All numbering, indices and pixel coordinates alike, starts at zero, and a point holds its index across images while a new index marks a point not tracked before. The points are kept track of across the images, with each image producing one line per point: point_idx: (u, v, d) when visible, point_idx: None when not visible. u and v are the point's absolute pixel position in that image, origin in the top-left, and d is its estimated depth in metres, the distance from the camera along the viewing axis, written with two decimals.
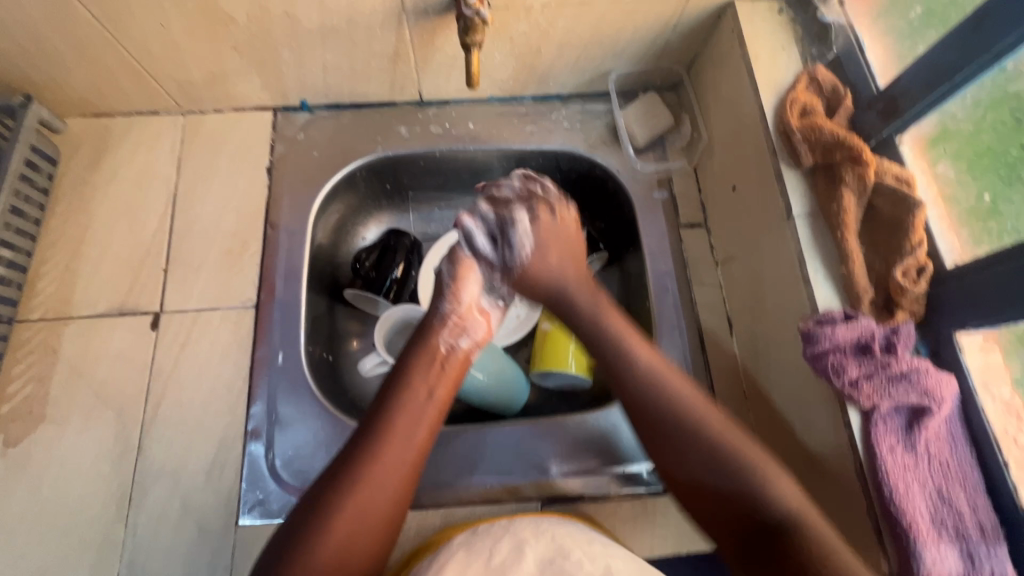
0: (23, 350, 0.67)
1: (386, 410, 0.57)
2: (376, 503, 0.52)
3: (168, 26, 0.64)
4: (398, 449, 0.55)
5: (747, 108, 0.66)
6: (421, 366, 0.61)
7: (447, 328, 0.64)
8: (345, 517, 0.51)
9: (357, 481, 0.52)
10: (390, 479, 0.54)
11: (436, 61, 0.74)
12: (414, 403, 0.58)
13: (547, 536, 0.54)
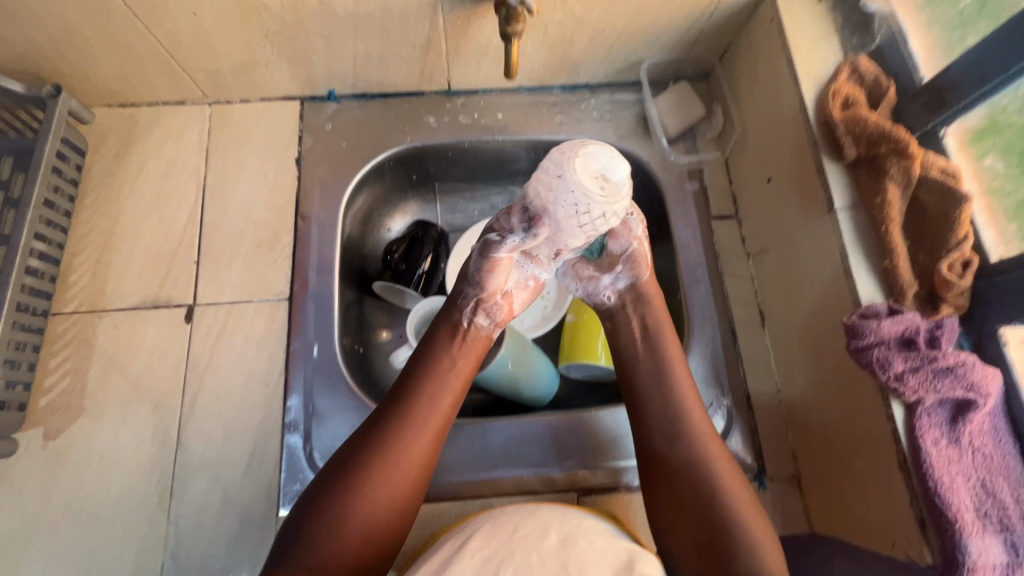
0: (58, 343, 0.67)
1: (408, 385, 0.58)
2: (396, 483, 0.54)
3: (200, 15, 0.63)
4: (418, 431, 0.56)
5: (786, 98, 0.66)
6: (441, 348, 0.60)
7: (471, 306, 0.62)
8: (365, 497, 0.52)
9: (378, 462, 0.53)
10: (410, 460, 0.55)
11: (468, 50, 0.73)
12: (434, 386, 0.58)
13: (574, 521, 0.54)
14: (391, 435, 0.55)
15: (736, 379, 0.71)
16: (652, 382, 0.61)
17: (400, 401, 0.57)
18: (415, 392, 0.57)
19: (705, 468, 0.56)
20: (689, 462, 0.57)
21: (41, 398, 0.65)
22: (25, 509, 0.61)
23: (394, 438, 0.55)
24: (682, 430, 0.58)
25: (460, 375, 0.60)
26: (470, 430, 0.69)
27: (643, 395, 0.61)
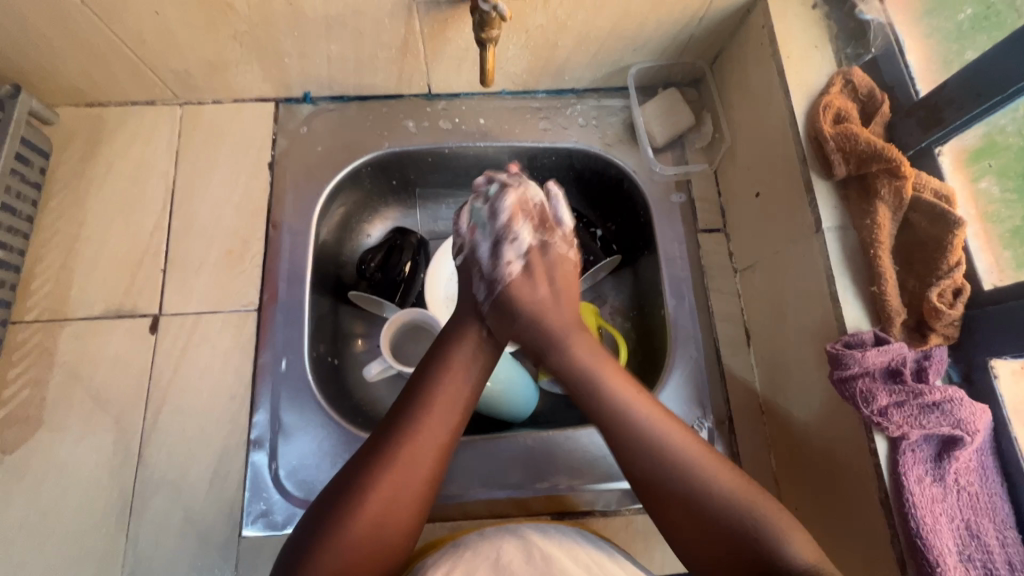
0: (17, 352, 0.65)
1: (422, 390, 0.56)
2: (387, 532, 0.50)
3: (163, 13, 0.60)
4: (412, 474, 0.52)
5: (775, 110, 0.63)
6: (443, 383, 0.56)
7: (484, 313, 0.61)
8: (353, 548, 0.48)
9: (367, 511, 0.49)
10: (400, 507, 0.51)
11: (447, 53, 0.70)
12: (431, 424, 0.54)
13: (551, 533, 0.53)
14: (381, 480, 0.50)
15: (719, 400, 0.69)
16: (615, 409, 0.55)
17: (392, 441, 0.53)
18: (410, 432, 0.53)
19: (690, 472, 0.51)
20: (665, 467, 0.52)
21: None
22: None
23: (387, 482, 0.51)
24: (641, 432, 0.53)
25: (458, 413, 0.56)
26: None
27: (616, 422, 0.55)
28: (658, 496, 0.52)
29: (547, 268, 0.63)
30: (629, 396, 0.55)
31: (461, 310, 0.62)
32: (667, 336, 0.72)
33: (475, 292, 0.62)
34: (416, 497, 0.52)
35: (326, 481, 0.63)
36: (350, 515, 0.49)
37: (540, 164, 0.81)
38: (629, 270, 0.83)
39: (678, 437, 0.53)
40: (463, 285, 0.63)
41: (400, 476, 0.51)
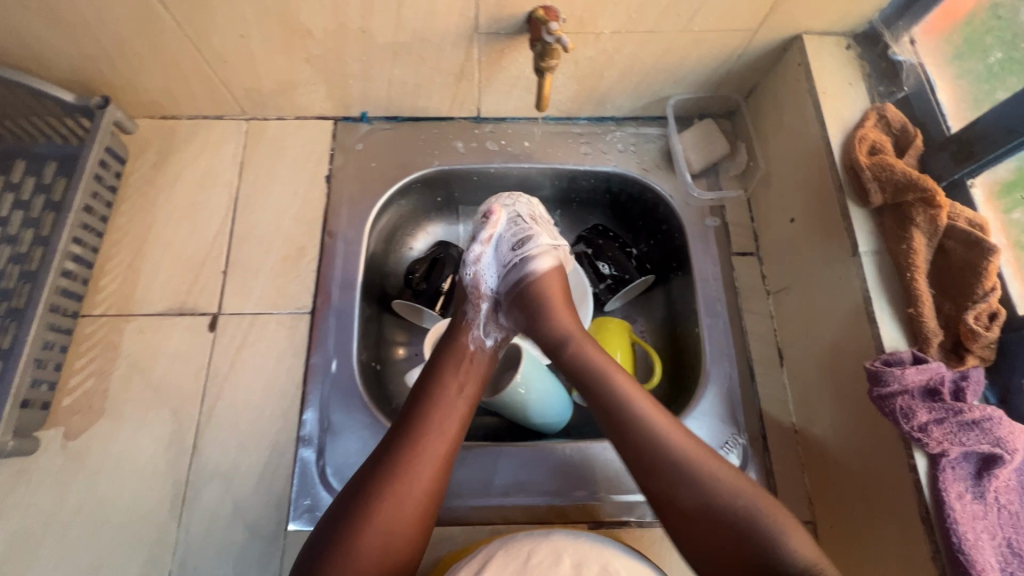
0: (85, 344, 0.69)
1: (418, 406, 0.59)
2: (401, 539, 0.52)
3: (247, 37, 0.66)
4: (420, 481, 0.55)
5: (811, 142, 0.67)
6: (441, 396, 0.60)
7: (475, 327, 0.67)
8: (370, 558, 0.51)
9: (381, 521, 0.52)
10: (412, 515, 0.53)
11: (500, 80, 0.75)
12: (431, 438, 0.57)
13: (589, 544, 0.52)
14: (392, 491, 0.53)
15: (753, 418, 0.70)
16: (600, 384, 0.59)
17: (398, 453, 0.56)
18: (413, 443, 0.56)
19: (726, 502, 0.52)
20: (677, 467, 0.54)
21: (64, 397, 0.66)
22: (41, 508, 0.62)
23: (397, 492, 0.53)
24: (658, 440, 0.55)
25: (458, 424, 0.59)
26: (477, 453, 0.68)
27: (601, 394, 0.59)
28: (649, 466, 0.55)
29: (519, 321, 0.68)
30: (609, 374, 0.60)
31: (455, 325, 0.67)
32: (700, 356, 0.75)
33: (467, 309, 0.68)
34: (426, 503, 0.55)
35: None
36: (367, 527, 0.51)
37: (578, 185, 0.86)
38: (661, 290, 0.87)
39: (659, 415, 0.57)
40: (460, 301, 0.70)
41: (409, 486, 0.54)
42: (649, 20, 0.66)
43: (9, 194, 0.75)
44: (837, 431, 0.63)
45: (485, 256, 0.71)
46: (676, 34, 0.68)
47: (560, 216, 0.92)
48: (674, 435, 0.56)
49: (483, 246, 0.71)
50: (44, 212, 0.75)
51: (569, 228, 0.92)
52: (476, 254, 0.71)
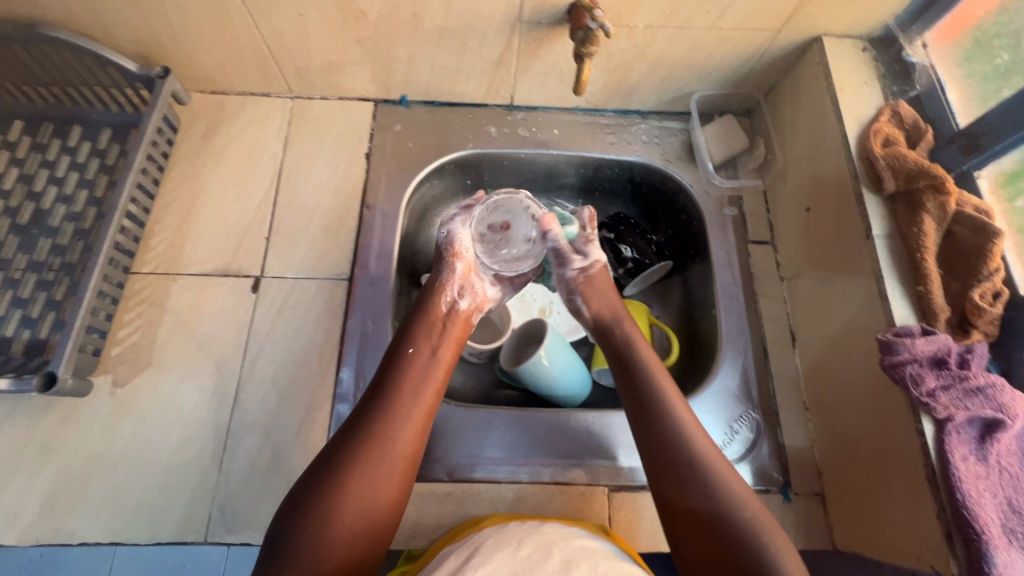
0: (134, 299, 0.72)
1: (394, 370, 0.63)
2: (373, 506, 0.55)
3: (305, 16, 0.70)
4: (394, 451, 0.57)
5: (829, 135, 0.71)
6: (416, 363, 0.64)
7: (448, 289, 0.71)
8: (342, 523, 0.53)
9: (354, 488, 0.54)
10: (383, 483, 0.56)
11: (536, 68, 0.79)
12: (407, 403, 0.60)
13: (578, 546, 0.53)
14: (365, 459, 0.56)
15: (767, 395, 0.74)
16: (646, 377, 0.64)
17: (371, 424, 0.58)
18: (389, 408, 0.60)
19: (724, 486, 0.55)
20: (693, 458, 0.57)
21: (113, 347, 0.70)
22: (89, 450, 0.65)
23: (370, 460, 0.56)
24: (686, 435, 0.59)
25: (428, 398, 0.62)
26: (506, 416, 0.71)
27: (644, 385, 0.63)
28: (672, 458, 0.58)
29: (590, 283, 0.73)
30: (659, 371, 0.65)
31: (428, 287, 0.71)
32: (716, 336, 0.78)
33: (442, 270, 0.72)
34: (398, 472, 0.57)
35: None
36: (340, 493, 0.54)
37: (602, 173, 0.91)
38: (679, 276, 0.91)
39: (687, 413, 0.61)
40: (437, 262, 0.73)
41: (382, 455, 0.57)
42: (680, 16, 0.70)
43: (66, 157, 0.79)
44: (848, 405, 0.66)
45: (470, 218, 0.74)
46: (705, 31, 0.73)
47: (583, 204, 0.96)
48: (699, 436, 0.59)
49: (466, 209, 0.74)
50: (98, 175, 0.78)
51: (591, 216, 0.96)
52: (458, 214, 0.74)
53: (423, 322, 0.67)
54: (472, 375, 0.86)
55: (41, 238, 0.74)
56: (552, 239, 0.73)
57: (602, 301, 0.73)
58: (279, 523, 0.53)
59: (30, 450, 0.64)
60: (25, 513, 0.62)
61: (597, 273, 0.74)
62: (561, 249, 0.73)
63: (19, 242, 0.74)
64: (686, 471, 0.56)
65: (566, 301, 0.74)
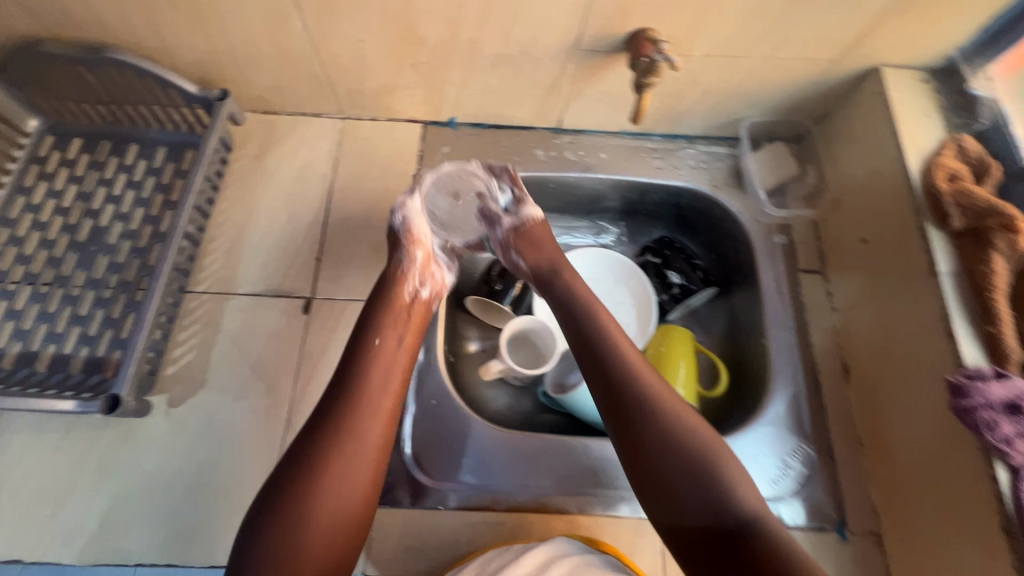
0: (188, 318, 0.73)
1: (359, 360, 0.62)
2: (350, 499, 0.55)
3: (364, 42, 0.71)
4: (365, 443, 0.58)
5: (888, 166, 0.70)
6: (380, 351, 0.64)
7: (410, 279, 0.71)
8: (318, 522, 0.53)
9: (325, 487, 0.54)
10: (356, 476, 0.56)
11: (587, 94, 0.79)
12: (371, 391, 0.61)
13: (576, 564, 0.57)
14: (333, 457, 0.56)
15: (820, 429, 0.73)
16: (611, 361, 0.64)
17: (336, 422, 0.58)
18: (350, 401, 0.59)
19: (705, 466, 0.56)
20: (669, 444, 0.57)
21: (169, 367, 0.70)
22: (145, 469, 0.66)
23: (336, 457, 0.56)
24: (658, 416, 0.59)
25: (394, 387, 0.62)
26: (556, 445, 0.70)
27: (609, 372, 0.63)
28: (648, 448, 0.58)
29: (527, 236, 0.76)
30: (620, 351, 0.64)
31: (387, 274, 0.71)
32: (766, 366, 0.77)
33: (401, 255, 0.72)
34: (370, 463, 0.57)
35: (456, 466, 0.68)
36: (311, 493, 0.54)
37: (648, 197, 0.90)
38: (723, 302, 0.90)
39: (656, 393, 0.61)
40: (393, 247, 0.73)
41: (350, 450, 0.57)
42: (738, 46, 0.70)
43: (123, 175, 0.80)
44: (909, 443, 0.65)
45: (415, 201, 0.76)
46: (762, 60, 0.72)
47: (624, 226, 0.96)
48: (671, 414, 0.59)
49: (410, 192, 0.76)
50: (154, 193, 0.80)
51: (633, 239, 0.96)
52: (404, 198, 0.75)
53: (387, 310, 0.68)
54: (514, 397, 0.86)
55: (100, 255, 0.76)
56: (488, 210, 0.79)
57: (538, 254, 0.75)
58: (249, 530, 0.52)
59: (89, 468, 0.65)
60: (83, 531, 0.63)
61: (532, 228, 0.77)
62: (495, 215, 0.78)
63: (78, 259, 0.75)
64: (666, 459, 0.57)
65: (504, 260, 0.77)
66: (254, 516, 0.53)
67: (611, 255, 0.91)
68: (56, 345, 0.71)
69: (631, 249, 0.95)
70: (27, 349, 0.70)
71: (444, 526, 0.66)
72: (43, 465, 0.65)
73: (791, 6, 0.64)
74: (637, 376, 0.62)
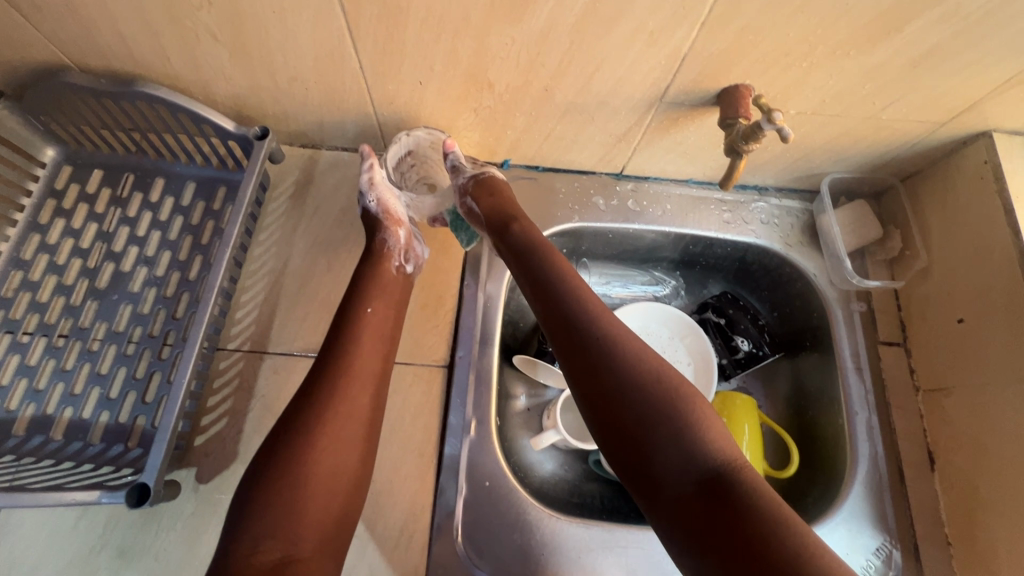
0: (219, 381, 0.67)
1: (347, 328, 0.62)
2: (346, 461, 0.55)
3: (425, 84, 0.64)
4: (354, 411, 0.57)
5: (998, 245, 0.65)
6: (362, 319, 0.63)
7: (393, 257, 0.70)
8: (316, 480, 0.52)
9: (322, 446, 0.54)
10: (351, 436, 0.56)
11: (661, 144, 0.72)
12: (361, 357, 0.60)
13: None
14: (329, 415, 0.55)
15: (905, 526, 0.67)
16: (577, 319, 0.60)
17: (330, 383, 0.57)
18: (337, 367, 0.59)
19: (681, 426, 0.52)
20: (644, 406, 0.53)
21: (197, 437, 0.64)
22: (170, 556, 0.60)
23: (330, 419, 0.55)
24: (629, 376, 0.55)
25: (382, 355, 0.63)
26: (626, 534, 0.64)
27: (573, 331, 0.59)
28: (623, 413, 0.54)
29: (491, 187, 0.72)
30: (585, 308, 0.60)
31: (372, 254, 0.70)
32: (843, 449, 0.71)
33: (385, 236, 0.71)
34: (362, 424, 0.57)
35: (513, 559, 0.62)
36: (309, 451, 0.53)
37: (712, 251, 0.84)
38: (786, 366, 0.84)
39: (627, 351, 0.57)
40: (373, 230, 0.72)
41: (345, 408, 0.56)
42: (839, 106, 0.63)
43: (148, 214, 0.74)
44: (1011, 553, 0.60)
45: (379, 178, 0.72)
46: (862, 120, 0.66)
47: (681, 277, 0.89)
48: (640, 373, 0.55)
49: (370, 171, 0.72)
50: (182, 235, 0.73)
51: (689, 292, 0.90)
52: (368, 179, 0.72)
53: (377, 274, 0.67)
54: (562, 465, 0.80)
55: (122, 305, 0.69)
56: (452, 158, 0.72)
57: (496, 200, 0.72)
58: (244, 490, 0.52)
59: (109, 553, 0.59)
60: None
61: (492, 177, 0.74)
62: (458, 162, 0.73)
63: (98, 309, 0.68)
64: (643, 422, 0.53)
65: (460, 206, 0.74)
66: (251, 476, 0.52)
67: (670, 310, 0.83)
68: (73, 410, 0.64)
69: (687, 303, 0.89)
70: (41, 414, 0.63)
71: None
72: (58, 548, 0.59)
73: (911, 69, 0.57)
74: (605, 334, 0.58)
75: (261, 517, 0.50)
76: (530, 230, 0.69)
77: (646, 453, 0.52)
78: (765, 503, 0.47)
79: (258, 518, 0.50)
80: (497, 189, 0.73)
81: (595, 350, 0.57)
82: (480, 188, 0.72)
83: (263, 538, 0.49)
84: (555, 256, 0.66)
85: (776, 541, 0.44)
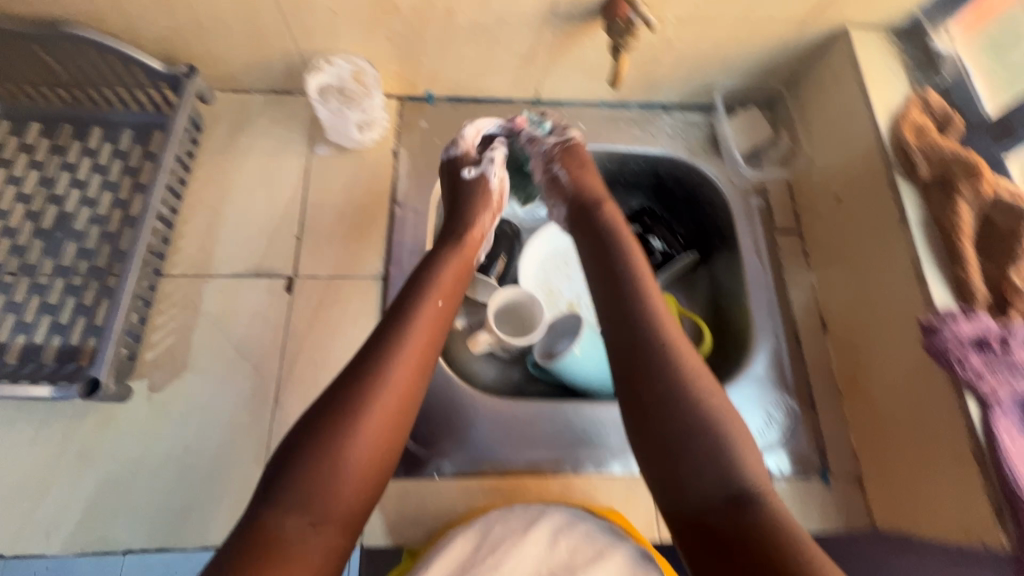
0: (167, 302, 0.71)
1: (406, 313, 0.61)
2: (388, 441, 0.55)
3: (337, 12, 0.70)
4: (403, 395, 0.57)
5: (858, 124, 0.74)
6: (419, 307, 0.62)
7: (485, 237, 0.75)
8: (355, 459, 0.52)
9: (368, 424, 0.54)
10: (398, 420, 0.56)
11: (564, 62, 0.79)
12: (421, 344, 0.60)
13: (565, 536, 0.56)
14: (379, 394, 0.55)
15: (802, 381, 0.75)
16: (630, 299, 0.63)
17: (384, 363, 0.57)
18: (392, 348, 0.58)
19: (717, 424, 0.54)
20: (686, 391, 0.56)
21: (149, 351, 0.69)
22: (129, 455, 0.64)
23: (381, 398, 0.55)
24: (676, 361, 0.58)
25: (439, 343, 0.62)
26: (548, 406, 0.71)
27: (631, 309, 0.62)
28: (660, 383, 0.57)
29: (575, 156, 0.79)
30: (650, 294, 0.63)
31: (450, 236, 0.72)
32: (748, 326, 0.79)
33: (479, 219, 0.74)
34: (410, 411, 0.57)
35: (449, 435, 0.68)
36: (353, 431, 0.53)
37: (627, 167, 0.90)
38: (704, 267, 0.91)
39: (682, 343, 0.60)
40: (465, 208, 0.75)
41: (398, 392, 0.56)
42: (710, 10, 0.71)
43: (87, 159, 0.78)
44: (883, 384, 0.68)
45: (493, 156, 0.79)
46: (733, 24, 0.74)
47: None
48: (693, 365, 0.58)
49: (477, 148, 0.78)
50: (122, 177, 0.77)
51: None
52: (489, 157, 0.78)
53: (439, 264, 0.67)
54: (504, 370, 0.86)
55: (68, 241, 0.73)
56: (528, 133, 0.81)
57: (581, 177, 0.77)
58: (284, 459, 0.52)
59: (69, 458, 0.64)
60: (65, 523, 0.61)
61: (575, 146, 0.80)
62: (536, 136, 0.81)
63: (44, 246, 0.72)
64: (675, 401, 0.55)
65: (546, 172, 0.79)
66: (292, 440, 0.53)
67: None
68: (26, 335, 0.68)
69: None
70: None
71: (438, 495, 0.66)
72: (18, 458, 0.63)
73: None
74: (659, 319, 0.61)
75: (293, 488, 0.50)
76: (602, 218, 0.72)
77: (676, 436, 0.54)
78: (783, 528, 0.49)
79: (288, 494, 0.50)
80: (585, 165, 0.79)
81: (650, 330, 0.60)
82: (568, 159, 0.78)
83: (293, 511, 0.49)
84: (624, 243, 0.69)
85: (784, 556, 0.46)
